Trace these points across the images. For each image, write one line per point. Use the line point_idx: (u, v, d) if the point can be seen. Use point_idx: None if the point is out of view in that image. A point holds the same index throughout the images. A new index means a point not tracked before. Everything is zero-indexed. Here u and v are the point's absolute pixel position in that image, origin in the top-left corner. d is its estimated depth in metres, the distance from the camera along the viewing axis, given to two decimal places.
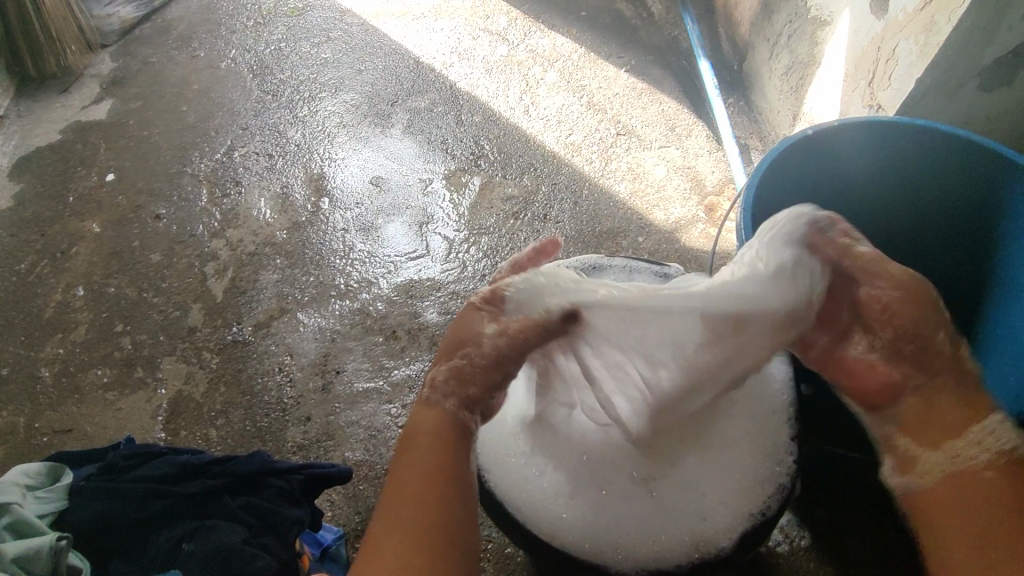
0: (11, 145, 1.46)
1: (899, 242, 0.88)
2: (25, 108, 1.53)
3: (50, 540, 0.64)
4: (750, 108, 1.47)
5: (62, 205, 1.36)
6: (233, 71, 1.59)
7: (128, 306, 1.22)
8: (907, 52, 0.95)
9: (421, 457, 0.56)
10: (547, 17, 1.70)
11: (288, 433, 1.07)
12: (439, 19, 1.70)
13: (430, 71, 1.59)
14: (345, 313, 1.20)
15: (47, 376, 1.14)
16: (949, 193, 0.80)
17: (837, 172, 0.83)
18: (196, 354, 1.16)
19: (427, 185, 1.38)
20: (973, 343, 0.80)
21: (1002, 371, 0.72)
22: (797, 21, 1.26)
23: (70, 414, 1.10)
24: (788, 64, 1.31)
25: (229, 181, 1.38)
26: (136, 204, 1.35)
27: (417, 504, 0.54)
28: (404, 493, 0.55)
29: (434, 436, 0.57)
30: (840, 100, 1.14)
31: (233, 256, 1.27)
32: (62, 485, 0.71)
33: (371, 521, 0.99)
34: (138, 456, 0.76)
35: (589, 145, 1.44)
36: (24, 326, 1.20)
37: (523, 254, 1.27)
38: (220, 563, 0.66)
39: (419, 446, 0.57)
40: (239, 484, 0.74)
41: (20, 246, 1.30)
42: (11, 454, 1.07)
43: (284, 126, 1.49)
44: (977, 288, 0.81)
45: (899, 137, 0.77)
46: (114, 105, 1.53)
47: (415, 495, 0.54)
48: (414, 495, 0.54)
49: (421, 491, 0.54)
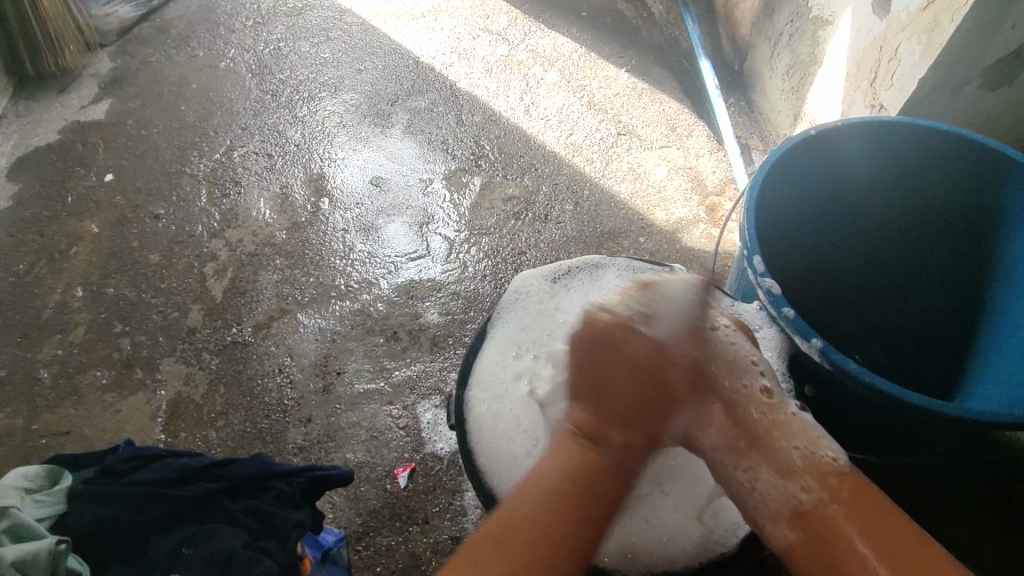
0: (9, 145, 1.45)
1: (901, 245, 0.87)
2: (23, 108, 1.52)
3: (50, 544, 0.64)
4: (751, 108, 1.46)
5: (61, 205, 1.35)
6: (232, 71, 1.59)
7: (127, 307, 1.21)
8: (909, 51, 0.94)
9: (563, 484, 0.56)
10: (548, 16, 1.70)
11: (288, 434, 1.07)
12: (439, 19, 1.70)
13: (430, 71, 1.58)
14: (346, 313, 1.19)
15: (45, 378, 1.14)
16: (953, 193, 0.80)
17: (840, 173, 0.82)
18: (196, 355, 1.15)
19: (428, 185, 1.37)
20: (979, 342, 0.80)
21: (1009, 370, 0.72)
22: (799, 20, 1.26)
23: (68, 416, 1.10)
24: (789, 64, 1.31)
25: (228, 181, 1.38)
26: (135, 204, 1.35)
27: (559, 533, 0.54)
28: (569, 521, 0.54)
29: (583, 467, 0.58)
30: (842, 100, 1.14)
31: (233, 257, 1.27)
32: (61, 489, 0.71)
33: (372, 522, 0.99)
34: (138, 459, 0.75)
35: (590, 145, 1.43)
36: (23, 327, 1.19)
37: (524, 254, 1.27)
38: (219, 568, 0.65)
39: (560, 479, 0.57)
40: (239, 487, 0.74)
41: (19, 246, 1.29)
42: (9, 456, 1.06)
43: (284, 126, 1.48)
44: (982, 287, 0.81)
45: (903, 137, 0.77)
46: (113, 105, 1.52)
47: (533, 525, 0.54)
48: (548, 525, 0.54)
49: (572, 521, 0.54)
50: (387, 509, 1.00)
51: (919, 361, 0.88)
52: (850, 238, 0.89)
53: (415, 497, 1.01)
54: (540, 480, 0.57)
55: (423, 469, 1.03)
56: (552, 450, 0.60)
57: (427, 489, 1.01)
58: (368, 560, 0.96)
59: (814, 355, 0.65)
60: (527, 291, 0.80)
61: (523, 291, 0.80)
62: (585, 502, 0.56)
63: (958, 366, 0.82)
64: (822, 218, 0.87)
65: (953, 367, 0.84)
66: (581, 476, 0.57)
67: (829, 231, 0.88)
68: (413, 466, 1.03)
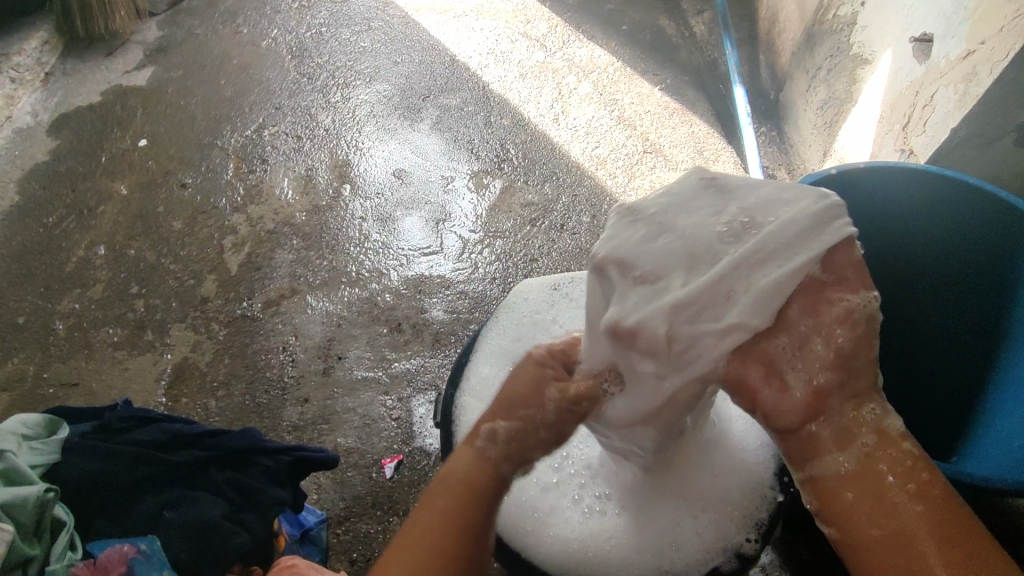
0: (53, 101, 1.50)
1: (917, 293, 0.86)
2: (70, 67, 1.57)
3: (39, 491, 0.66)
4: (782, 139, 1.45)
5: (94, 164, 1.39)
6: (273, 50, 1.62)
7: (146, 270, 1.24)
8: (944, 99, 0.93)
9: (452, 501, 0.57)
10: (588, 27, 1.70)
11: (284, 412, 1.09)
12: (480, 19, 1.71)
13: (465, 70, 1.60)
14: (354, 300, 1.21)
15: (61, 329, 1.17)
16: (971, 249, 0.78)
17: (861, 213, 0.83)
18: (205, 324, 1.18)
19: (449, 183, 1.39)
20: (980, 404, 0.78)
21: (1002, 434, 0.70)
22: (839, 56, 1.24)
23: (78, 369, 1.13)
24: (824, 99, 1.29)
25: (256, 158, 1.41)
26: (165, 170, 1.38)
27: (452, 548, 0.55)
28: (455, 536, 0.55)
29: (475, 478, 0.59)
30: (873, 141, 1.12)
31: (252, 233, 1.29)
32: (58, 439, 0.73)
33: (354, 509, 1.00)
34: (134, 419, 0.76)
35: (614, 159, 1.43)
36: (45, 278, 1.23)
37: (535, 262, 1.27)
38: (196, 535, 0.68)
39: (445, 498, 0.58)
40: (226, 458, 0.74)
41: (51, 199, 1.34)
42: (18, 401, 1.10)
43: (316, 110, 1.51)
44: (985, 349, 0.79)
45: (926, 186, 0.77)
46: (155, 72, 1.56)
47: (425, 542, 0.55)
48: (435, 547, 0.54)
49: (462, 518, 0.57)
50: (370, 497, 1.01)
51: (916, 415, 0.87)
52: (868, 281, 0.89)
53: (399, 489, 1.02)
54: (435, 499, 0.57)
55: (410, 462, 1.05)
56: (451, 460, 0.61)
57: (412, 483, 1.02)
58: (346, 544, 0.98)
59: None
60: (526, 298, 0.81)
61: (522, 299, 0.81)
62: (477, 511, 0.57)
63: (956, 424, 0.80)
64: None
65: (950, 426, 0.82)
66: (472, 492, 0.58)
67: None
68: (400, 458, 1.05)
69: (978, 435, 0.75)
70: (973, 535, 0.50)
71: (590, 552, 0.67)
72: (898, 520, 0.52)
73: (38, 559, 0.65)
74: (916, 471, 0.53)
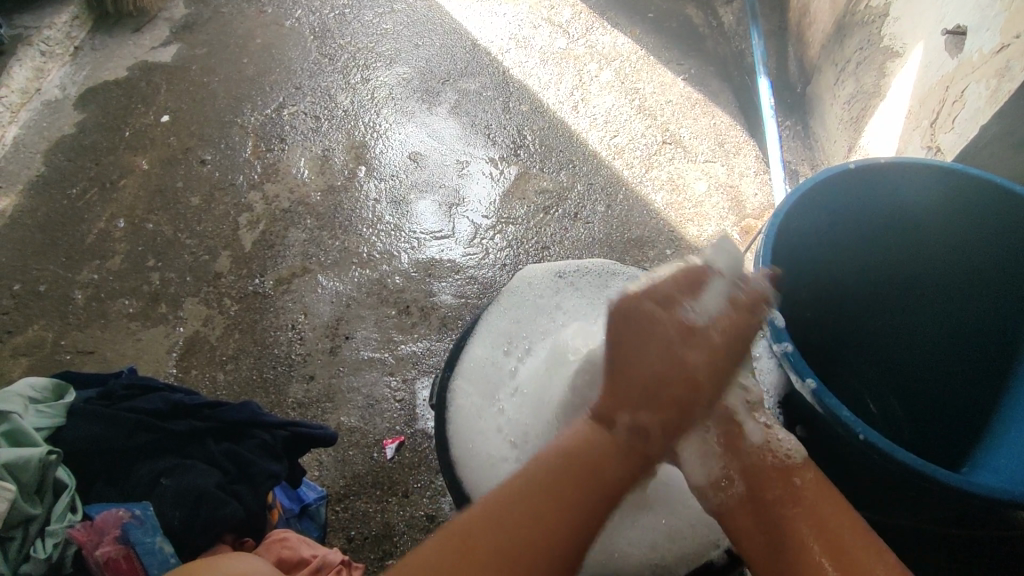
0: (81, 76, 1.52)
1: (935, 295, 0.82)
2: (99, 42, 1.59)
3: (41, 452, 0.68)
4: (807, 133, 1.41)
5: (118, 138, 1.42)
6: (296, 31, 1.62)
7: (162, 244, 1.26)
8: (975, 95, 0.89)
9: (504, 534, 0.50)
10: (612, 14, 1.67)
11: (290, 388, 1.10)
12: (504, 4, 1.69)
13: (486, 55, 1.58)
14: (363, 281, 1.22)
15: (78, 299, 1.20)
16: (991, 252, 0.75)
17: (881, 209, 0.78)
18: (218, 299, 1.19)
19: (464, 167, 1.38)
20: (996, 411, 0.75)
21: (1018, 445, 0.67)
22: (869, 49, 1.20)
23: (93, 337, 1.16)
24: (851, 93, 1.25)
25: (275, 137, 1.42)
26: (185, 146, 1.40)
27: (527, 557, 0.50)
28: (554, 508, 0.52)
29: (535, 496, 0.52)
30: (899, 137, 1.09)
31: (267, 211, 1.30)
32: (63, 403, 0.75)
33: (354, 487, 1.01)
34: (137, 387, 0.79)
35: (633, 149, 1.41)
36: (66, 248, 1.26)
37: (547, 250, 1.26)
38: (189, 502, 0.69)
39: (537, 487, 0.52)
40: (224, 429, 0.77)
41: (74, 171, 1.36)
42: (36, 366, 1.13)
43: (336, 91, 1.51)
44: (1008, 357, 0.75)
45: (949, 185, 0.73)
46: (180, 49, 1.58)
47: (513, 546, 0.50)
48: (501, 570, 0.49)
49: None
50: (370, 476, 1.02)
51: (931, 421, 0.84)
52: (889, 285, 0.85)
53: (399, 470, 1.03)
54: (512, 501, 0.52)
55: (412, 444, 1.05)
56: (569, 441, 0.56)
57: (412, 464, 1.03)
58: (344, 522, 0.99)
59: (807, 396, 0.62)
60: (531, 282, 0.79)
61: (527, 281, 0.79)
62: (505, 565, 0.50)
63: (972, 433, 0.77)
64: (862, 256, 0.83)
65: (964, 433, 0.79)
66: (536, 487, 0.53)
67: (867, 273, 0.84)
68: (402, 440, 1.05)
69: (992, 443, 0.72)
70: (854, 524, 0.57)
71: (578, 549, 0.65)
72: (779, 528, 0.58)
73: (38, 518, 0.66)
74: (789, 478, 0.59)
